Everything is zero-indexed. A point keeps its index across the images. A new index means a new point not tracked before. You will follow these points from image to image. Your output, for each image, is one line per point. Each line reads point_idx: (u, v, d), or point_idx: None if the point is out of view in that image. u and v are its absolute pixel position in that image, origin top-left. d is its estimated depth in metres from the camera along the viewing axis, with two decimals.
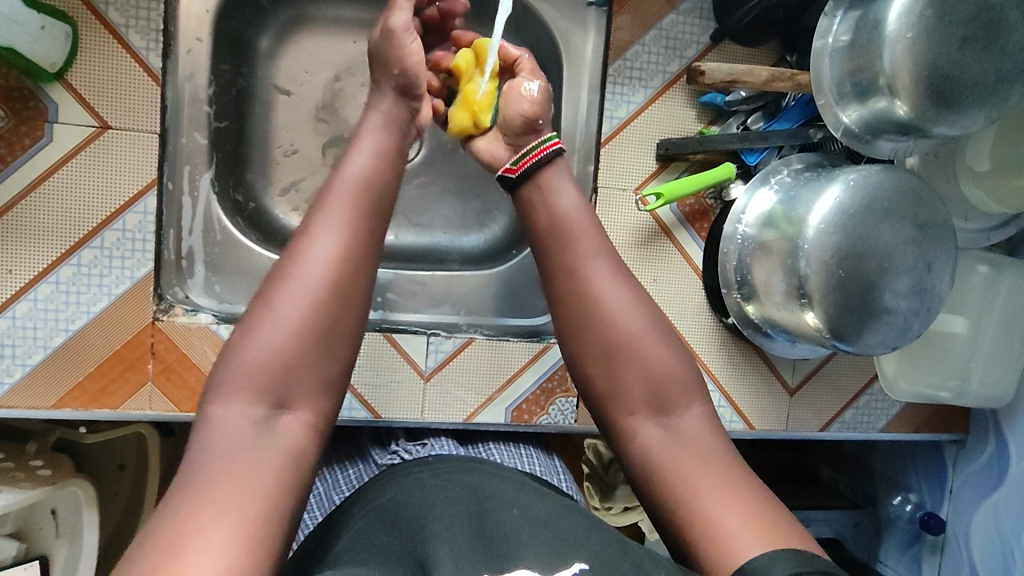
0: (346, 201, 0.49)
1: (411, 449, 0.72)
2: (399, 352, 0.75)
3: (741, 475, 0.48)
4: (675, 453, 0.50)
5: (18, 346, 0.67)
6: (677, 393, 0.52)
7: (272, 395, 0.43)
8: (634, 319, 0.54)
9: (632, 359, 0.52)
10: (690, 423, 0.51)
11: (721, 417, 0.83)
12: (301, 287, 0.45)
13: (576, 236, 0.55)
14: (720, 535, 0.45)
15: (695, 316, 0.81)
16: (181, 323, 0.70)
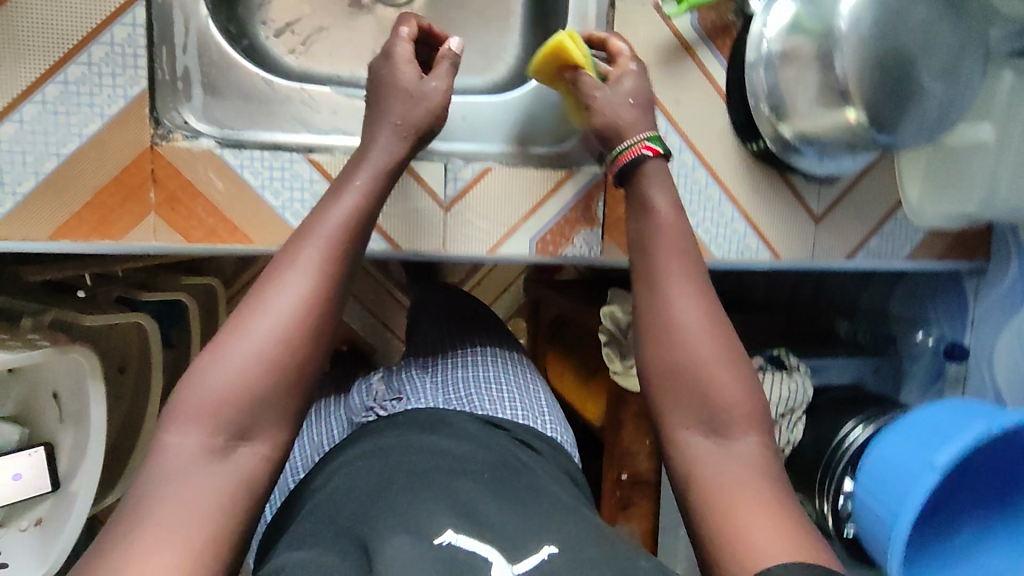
0: (320, 245, 0.57)
1: (387, 404, 0.79)
2: (416, 180, 0.71)
3: (777, 492, 0.52)
4: (714, 464, 0.55)
5: (7, 174, 0.62)
6: (728, 413, 0.56)
7: (229, 425, 0.51)
8: (709, 347, 0.59)
9: (679, 358, 0.59)
10: (745, 453, 0.55)
11: (748, 248, 0.81)
12: (266, 325, 0.53)
13: (663, 281, 0.62)
14: (744, 545, 0.49)
15: (719, 140, 0.78)
16: (182, 148, 0.65)
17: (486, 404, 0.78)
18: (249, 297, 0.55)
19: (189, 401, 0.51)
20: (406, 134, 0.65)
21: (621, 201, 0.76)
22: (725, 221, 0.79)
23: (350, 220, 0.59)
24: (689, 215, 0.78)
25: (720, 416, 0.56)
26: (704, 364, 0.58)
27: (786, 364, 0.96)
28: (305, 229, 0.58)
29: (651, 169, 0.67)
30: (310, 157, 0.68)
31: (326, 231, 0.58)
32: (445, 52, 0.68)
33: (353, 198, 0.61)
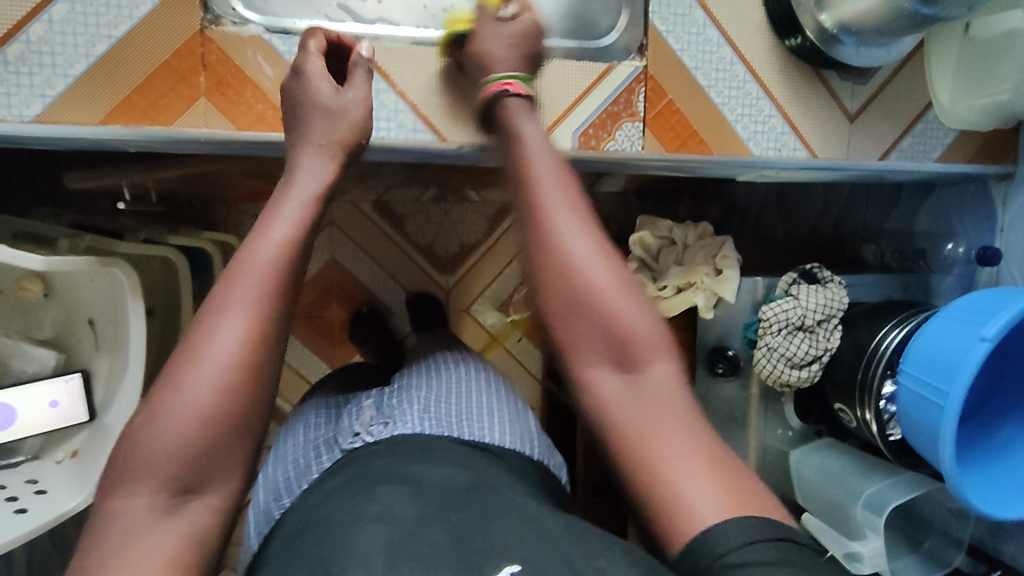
0: (252, 283, 0.54)
1: (373, 430, 0.72)
2: (462, 71, 0.72)
3: (696, 426, 0.56)
4: (630, 405, 0.57)
5: (58, 55, 0.62)
6: (641, 350, 0.58)
7: (177, 480, 0.51)
8: (598, 274, 0.59)
9: (579, 293, 0.58)
10: (655, 377, 0.58)
11: (785, 146, 0.81)
12: (200, 385, 0.51)
13: (551, 204, 0.60)
14: (677, 501, 0.51)
15: (755, 35, 0.79)
16: (230, 32, 0.66)
17: (476, 427, 0.73)
18: (185, 341, 0.54)
19: (127, 464, 0.51)
20: (329, 154, 0.61)
21: (661, 95, 0.77)
22: (763, 118, 0.80)
23: (285, 249, 0.56)
24: (728, 112, 0.78)
25: (629, 356, 0.58)
26: (603, 296, 0.58)
27: (819, 278, 0.97)
28: (235, 266, 0.55)
29: (514, 105, 0.64)
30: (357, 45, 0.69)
31: (258, 266, 0.55)
32: (357, 59, 0.67)
33: (287, 221, 0.57)
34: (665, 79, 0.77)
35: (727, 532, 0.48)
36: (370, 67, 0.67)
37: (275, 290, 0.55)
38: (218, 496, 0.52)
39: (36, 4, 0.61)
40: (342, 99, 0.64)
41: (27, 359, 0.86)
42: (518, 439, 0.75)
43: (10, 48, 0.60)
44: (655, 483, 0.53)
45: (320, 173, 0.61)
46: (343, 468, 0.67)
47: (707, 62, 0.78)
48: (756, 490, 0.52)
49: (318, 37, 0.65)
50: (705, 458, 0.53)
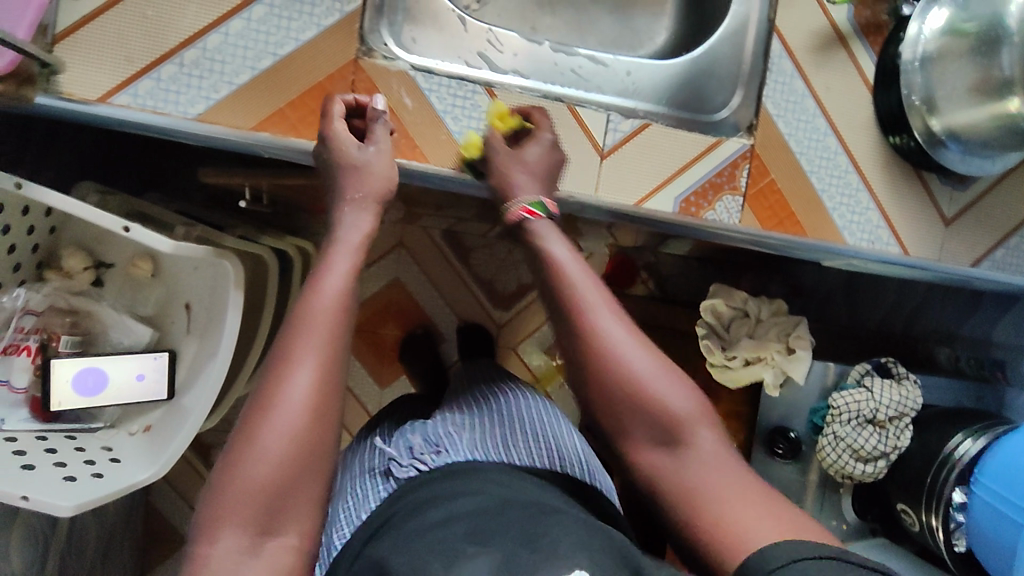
0: (319, 331, 0.59)
1: (426, 458, 0.74)
2: (580, 126, 0.76)
3: (749, 482, 0.57)
4: (678, 479, 0.58)
5: (227, 64, 0.68)
6: (687, 427, 0.59)
7: (262, 523, 0.55)
8: (638, 359, 0.60)
9: (614, 381, 0.60)
10: (700, 451, 0.58)
11: (879, 239, 0.83)
12: (276, 435, 0.55)
13: (594, 313, 0.62)
14: (729, 531, 0.53)
15: (863, 130, 0.81)
16: (381, 65, 0.72)
17: (526, 454, 0.75)
18: (259, 393, 0.57)
19: (213, 515, 0.55)
20: (365, 207, 0.67)
21: (765, 173, 0.79)
22: (861, 210, 0.82)
23: (346, 289, 0.62)
24: (827, 199, 0.81)
25: (676, 434, 0.59)
26: (645, 377, 0.60)
27: (892, 372, 0.96)
28: (297, 320, 0.59)
29: (539, 229, 0.67)
30: (490, 91, 0.74)
31: (317, 316, 0.59)
32: (374, 114, 0.70)
33: (338, 273, 0.62)
34: (771, 160, 0.79)
35: (774, 557, 0.48)
36: (387, 120, 0.70)
37: (335, 332, 0.60)
38: (294, 534, 0.56)
39: (217, 17, 0.67)
40: (364, 153, 0.67)
41: (125, 332, 0.90)
42: (568, 460, 0.75)
43: (188, 54, 0.67)
44: (717, 545, 0.53)
45: (355, 227, 0.66)
46: (420, 486, 0.69)
47: (813, 149, 0.80)
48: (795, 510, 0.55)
49: (341, 100, 0.69)
50: (764, 508, 0.54)
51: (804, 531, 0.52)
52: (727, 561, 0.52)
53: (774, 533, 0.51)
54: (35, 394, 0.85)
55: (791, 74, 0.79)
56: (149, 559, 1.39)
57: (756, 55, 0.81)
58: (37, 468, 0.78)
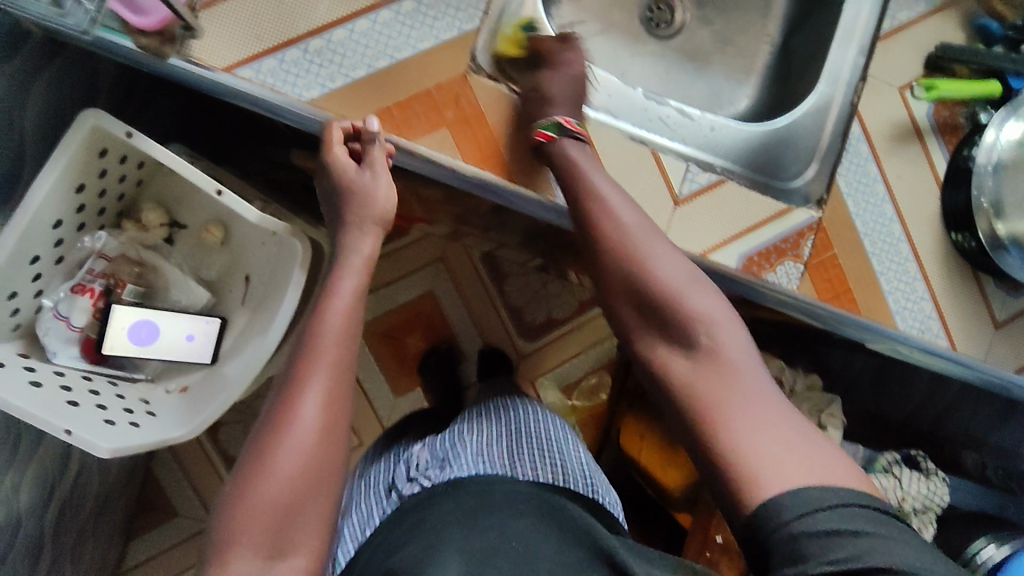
0: (325, 359, 0.64)
1: (428, 474, 0.75)
2: (661, 171, 0.79)
3: (763, 390, 0.57)
4: (698, 380, 0.59)
5: (347, 58, 0.72)
6: (711, 334, 0.60)
7: (270, 541, 0.57)
8: (675, 278, 0.64)
9: (643, 281, 0.64)
10: (730, 345, 0.60)
11: (928, 329, 0.84)
12: (290, 458, 0.59)
13: (641, 239, 0.66)
14: (750, 458, 0.53)
15: (927, 224, 0.84)
16: (487, 84, 0.76)
17: (529, 471, 0.75)
18: (272, 418, 0.61)
19: (227, 537, 0.57)
20: (365, 229, 0.73)
21: (827, 248, 0.82)
22: (915, 298, 0.84)
23: (348, 313, 0.67)
24: (884, 281, 0.83)
25: (700, 337, 0.60)
26: (672, 288, 0.63)
27: (921, 466, 0.97)
28: (309, 347, 0.65)
29: (573, 151, 0.73)
30: (582, 124, 0.78)
31: (324, 341, 0.64)
32: (368, 136, 0.71)
33: (343, 294, 0.68)
34: (836, 235, 0.82)
35: (809, 494, 0.49)
36: (384, 142, 0.72)
37: (344, 355, 0.65)
38: (303, 553, 0.59)
39: (347, 14, 0.72)
40: (361, 174, 0.73)
41: (183, 291, 0.92)
42: (572, 479, 0.76)
43: (312, 43, 0.71)
44: (724, 450, 0.54)
45: (358, 249, 0.72)
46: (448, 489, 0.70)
47: (877, 231, 0.83)
48: (814, 432, 0.55)
49: (340, 129, 0.71)
50: (787, 425, 0.54)
51: (830, 460, 0.53)
52: (733, 468, 0.53)
53: (798, 463, 0.51)
54: (88, 336, 0.87)
55: (866, 157, 0.82)
56: (138, 525, 1.38)
57: (835, 134, 0.84)
58: (81, 407, 0.81)
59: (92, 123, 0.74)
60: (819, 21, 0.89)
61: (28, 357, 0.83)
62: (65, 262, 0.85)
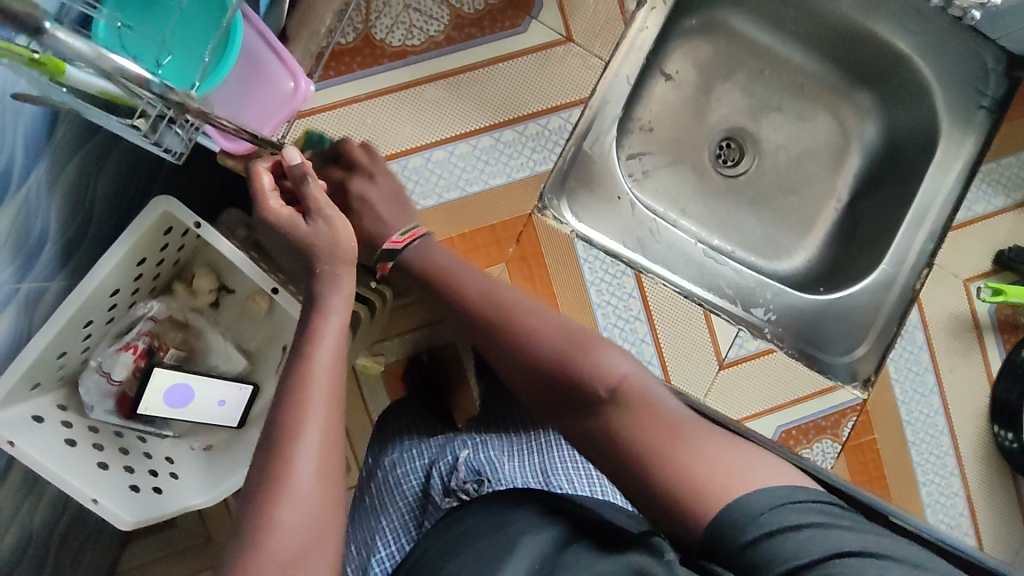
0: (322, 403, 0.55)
1: (464, 486, 0.69)
2: (711, 333, 0.78)
3: (679, 416, 0.50)
4: (608, 430, 0.50)
5: (419, 185, 0.73)
6: (562, 361, 0.54)
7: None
8: (531, 312, 0.59)
9: (517, 338, 0.57)
10: (599, 363, 0.53)
11: (957, 525, 0.82)
12: (295, 511, 0.49)
13: (517, 306, 0.59)
14: (708, 491, 0.44)
15: (971, 419, 0.82)
16: (551, 226, 0.75)
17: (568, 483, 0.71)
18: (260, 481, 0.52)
19: None
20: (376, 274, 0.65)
21: (868, 431, 0.80)
22: (949, 492, 0.82)
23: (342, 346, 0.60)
24: (921, 473, 0.82)
25: (597, 390, 0.51)
26: (508, 317, 0.59)
27: None
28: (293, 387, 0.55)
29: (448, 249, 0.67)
30: (638, 275, 0.77)
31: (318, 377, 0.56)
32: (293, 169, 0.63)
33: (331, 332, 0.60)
34: (879, 420, 0.81)
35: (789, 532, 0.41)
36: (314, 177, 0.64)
37: (334, 400, 0.56)
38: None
39: (425, 141, 0.72)
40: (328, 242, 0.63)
41: (223, 358, 0.93)
42: (604, 486, 0.72)
43: (388, 169, 0.72)
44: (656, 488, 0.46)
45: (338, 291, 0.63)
46: None
47: (919, 421, 0.81)
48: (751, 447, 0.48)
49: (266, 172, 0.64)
50: (713, 443, 0.47)
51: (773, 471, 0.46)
52: (675, 491, 0.45)
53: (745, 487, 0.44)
54: (125, 393, 0.88)
55: (920, 346, 0.81)
56: None
57: (892, 316, 0.84)
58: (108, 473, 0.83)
59: (161, 209, 0.76)
60: (889, 193, 0.89)
61: (65, 411, 0.85)
62: (113, 323, 0.88)
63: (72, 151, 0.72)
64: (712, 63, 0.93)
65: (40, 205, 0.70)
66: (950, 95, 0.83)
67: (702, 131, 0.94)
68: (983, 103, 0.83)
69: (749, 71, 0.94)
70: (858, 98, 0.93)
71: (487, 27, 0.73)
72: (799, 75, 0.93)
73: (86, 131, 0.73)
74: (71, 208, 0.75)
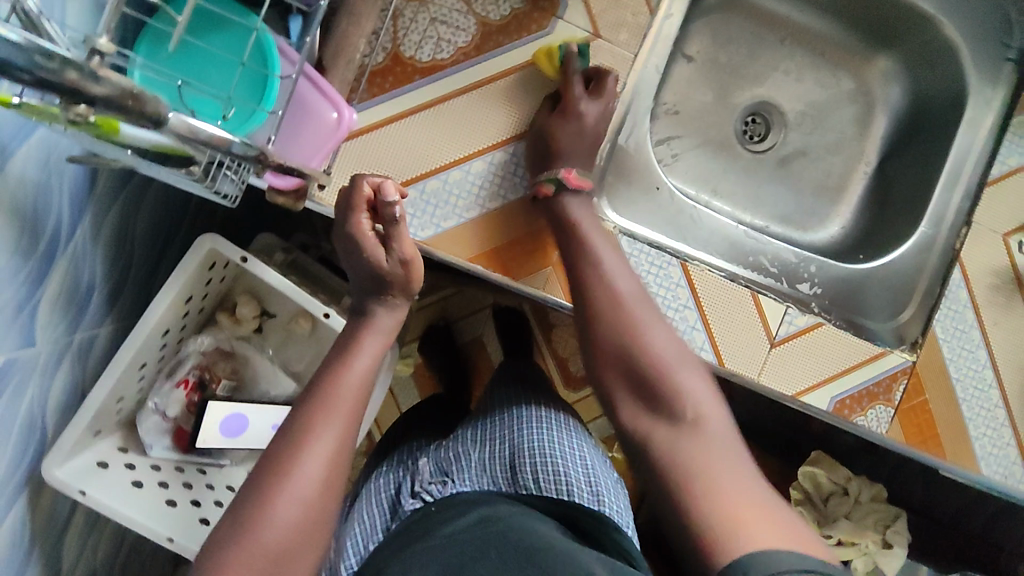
0: (342, 410, 0.59)
1: (431, 488, 0.71)
2: (760, 313, 0.79)
3: (746, 474, 0.57)
4: (678, 447, 0.59)
5: (462, 199, 0.73)
6: (668, 381, 0.62)
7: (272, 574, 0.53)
8: (664, 344, 0.65)
9: (627, 350, 0.65)
10: (695, 387, 0.62)
11: (1012, 474, 0.83)
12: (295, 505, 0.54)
13: (631, 308, 0.67)
14: (738, 521, 0.52)
15: (1018, 370, 0.83)
16: (593, 224, 0.76)
17: (534, 483, 0.69)
18: (270, 467, 0.56)
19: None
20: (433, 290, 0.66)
21: (919, 392, 0.82)
22: (1001, 443, 0.83)
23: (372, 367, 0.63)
24: (971, 426, 0.83)
25: (684, 410, 0.61)
26: (636, 326, 0.66)
27: None
28: (320, 393, 0.60)
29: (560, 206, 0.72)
30: (684, 265, 0.78)
31: (343, 388, 0.60)
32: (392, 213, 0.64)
33: (366, 354, 0.63)
34: (928, 380, 0.82)
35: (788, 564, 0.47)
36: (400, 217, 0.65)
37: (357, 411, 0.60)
38: None
39: (464, 155, 0.73)
40: (390, 262, 0.65)
41: (272, 383, 0.92)
42: (574, 482, 0.68)
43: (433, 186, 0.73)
44: (702, 511, 0.54)
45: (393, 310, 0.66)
46: None
47: (967, 375, 0.82)
48: (785, 513, 0.54)
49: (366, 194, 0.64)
50: (757, 496, 0.55)
51: (795, 530, 0.52)
52: (703, 523, 0.53)
53: (772, 534, 0.51)
54: (181, 428, 0.88)
55: (964, 303, 0.82)
56: None
57: (933, 277, 0.85)
58: (177, 508, 0.83)
59: (208, 247, 0.76)
60: (919, 152, 0.90)
61: (127, 452, 0.86)
62: (164, 360, 0.88)
63: (112, 197, 0.71)
64: (733, 40, 0.93)
65: (85, 258, 0.69)
66: (977, 51, 0.84)
67: (727, 108, 0.94)
68: (1009, 56, 0.84)
69: (769, 45, 0.94)
70: (880, 61, 0.93)
71: (515, 33, 0.74)
72: (820, 42, 0.94)
73: (122, 178, 0.73)
74: (113, 253, 0.75)
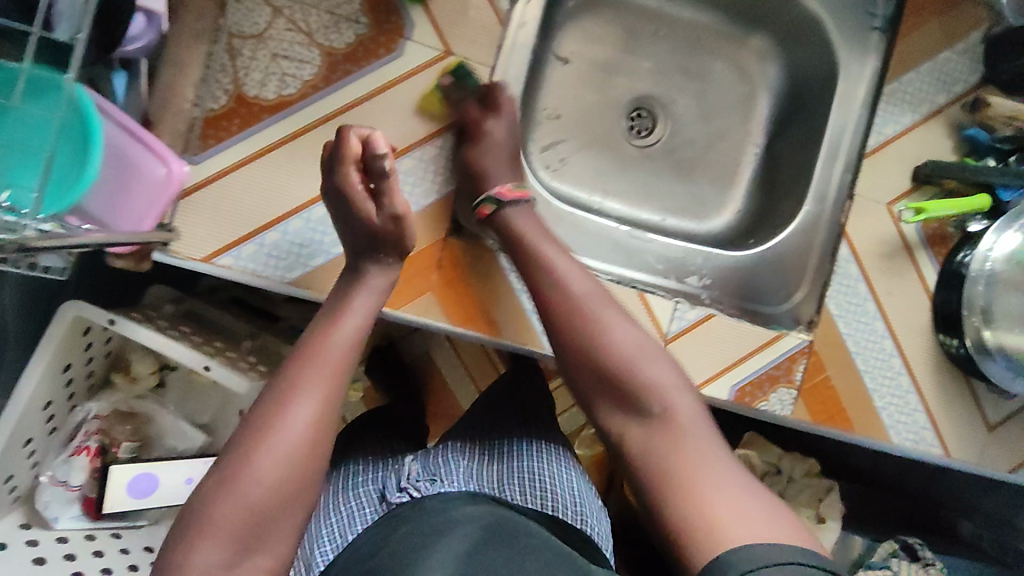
0: (330, 367, 0.59)
1: (421, 485, 0.66)
2: (648, 312, 0.79)
3: (721, 460, 0.57)
4: (652, 447, 0.59)
5: (327, 235, 0.71)
6: (637, 385, 0.62)
7: (245, 540, 0.53)
8: (627, 345, 0.64)
9: (582, 341, 0.64)
10: (678, 401, 0.61)
11: (922, 439, 0.83)
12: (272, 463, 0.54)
13: (592, 311, 0.65)
14: (715, 529, 0.52)
15: (917, 335, 0.83)
16: (470, 244, 0.75)
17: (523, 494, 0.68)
18: (258, 418, 0.56)
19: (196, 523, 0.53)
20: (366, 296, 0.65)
21: (820, 370, 0.82)
22: (908, 411, 0.83)
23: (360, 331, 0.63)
24: (877, 397, 0.83)
25: (650, 404, 0.61)
26: (598, 323, 0.65)
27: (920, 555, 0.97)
28: (308, 349, 0.60)
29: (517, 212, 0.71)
30: None
31: (330, 345, 0.60)
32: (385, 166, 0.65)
33: (356, 312, 0.64)
34: (828, 357, 0.82)
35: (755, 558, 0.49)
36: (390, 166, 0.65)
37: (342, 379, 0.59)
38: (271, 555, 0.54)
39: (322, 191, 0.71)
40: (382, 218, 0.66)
41: (181, 437, 0.90)
42: (564, 504, 0.67)
43: (297, 225, 0.70)
44: (684, 513, 0.54)
45: None
46: None
47: (866, 348, 0.82)
48: (771, 503, 0.54)
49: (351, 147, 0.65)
50: (740, 488, 0.55)
51: (775, 517, 0.53)
52: (694, 522, 0.53)
53: (749, 532, 0.51)
54: (88, 496, 0.85)
55: (855, 277, 0.82)
56: None
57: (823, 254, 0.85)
58: None
59: (73, 314, 0.75)
60: (801, 128, 0.90)
61: (30, 529, 0.84)
62: (59, 430, 0.86)
63: None
64: (605, 37, 0.92)
65: None
66: (841, 25, 0.84)
67: (609, 104, 0.93)
68: (875, 24, 0.84)
69: (643, 38, 0.93)
70: (755, 41, 0.93)
71: (362, 58, 0.72)
72: (694, 30, 0.93)
73: None
74: None
